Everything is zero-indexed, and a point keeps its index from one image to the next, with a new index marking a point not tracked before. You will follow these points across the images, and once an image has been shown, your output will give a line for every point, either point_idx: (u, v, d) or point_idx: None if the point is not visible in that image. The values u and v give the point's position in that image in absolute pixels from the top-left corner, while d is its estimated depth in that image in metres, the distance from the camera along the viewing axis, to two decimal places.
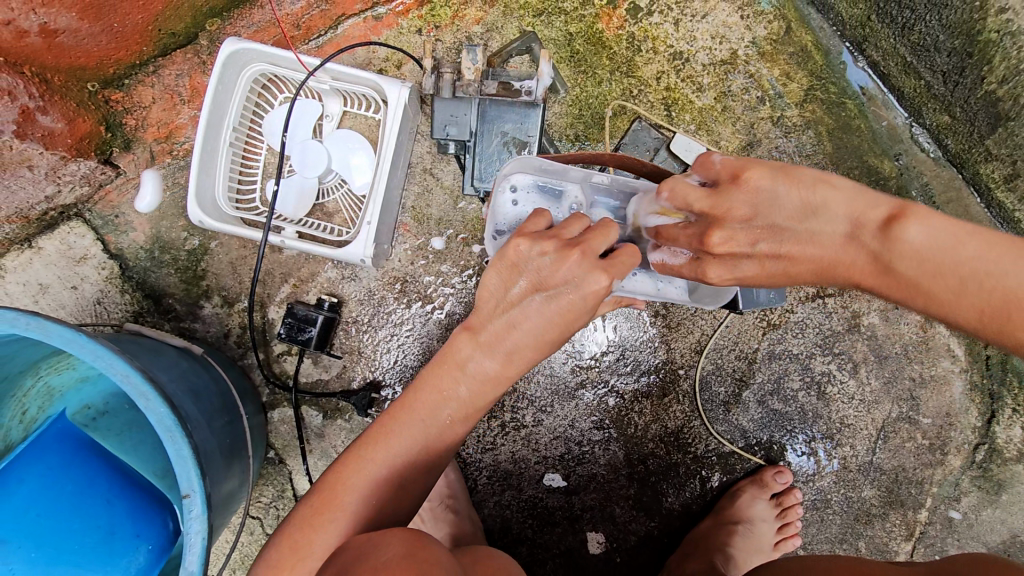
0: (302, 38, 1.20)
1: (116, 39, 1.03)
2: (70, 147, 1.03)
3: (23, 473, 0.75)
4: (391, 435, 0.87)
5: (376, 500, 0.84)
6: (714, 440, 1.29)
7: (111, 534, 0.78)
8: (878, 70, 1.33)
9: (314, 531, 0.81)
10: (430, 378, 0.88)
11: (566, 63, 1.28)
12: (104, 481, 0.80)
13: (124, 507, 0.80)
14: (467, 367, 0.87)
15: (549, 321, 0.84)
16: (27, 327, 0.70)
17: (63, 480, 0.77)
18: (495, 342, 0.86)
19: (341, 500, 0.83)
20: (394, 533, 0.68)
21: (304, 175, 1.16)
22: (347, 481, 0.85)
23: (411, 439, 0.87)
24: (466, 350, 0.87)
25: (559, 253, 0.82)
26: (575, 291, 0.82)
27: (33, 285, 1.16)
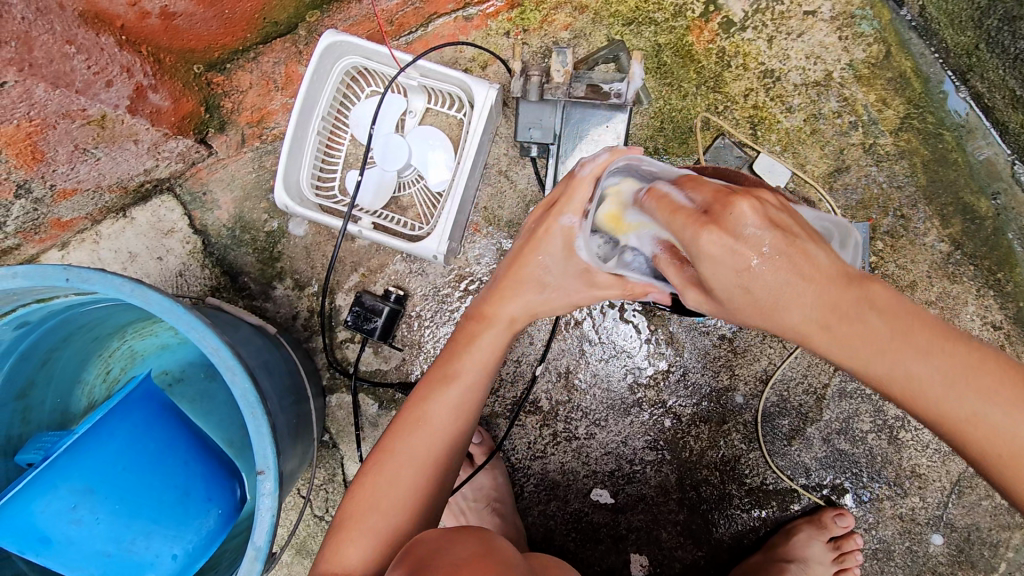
0: (394, 34, 1.23)
1: (224, 24, 1.07)
2: (172, 124, 1.08)
3: (114, 428, 0.78)
4: (425, 415, 0.94)
5: (418, 472, 0.92)
6: (773, 474, 1.24)
7: (186, 495, 0.82)
8: (982, 102, 1.26)
9: (385, 465, 0.92)
10: (458, 356, 0.96)
11: (652, 74, 1.26)
12: (183, 443, 0.84)
13: (199, 471, 0.84)
14: (501, 321, 0.96)
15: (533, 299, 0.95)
16: (131, 294, 0.73)
17: (149, 438, 0.81)
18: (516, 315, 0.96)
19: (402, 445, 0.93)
20: (468, 533, 0.66)
21: (384, 167, 1.17)
22: (382, 468, 0.92)
23: (466, 383, 0.95)
24: (500, 308, 0.96)
25: (528, 234, 0.95)
26: (536, 265, 0.93)
27: (123, 253, 1.21)
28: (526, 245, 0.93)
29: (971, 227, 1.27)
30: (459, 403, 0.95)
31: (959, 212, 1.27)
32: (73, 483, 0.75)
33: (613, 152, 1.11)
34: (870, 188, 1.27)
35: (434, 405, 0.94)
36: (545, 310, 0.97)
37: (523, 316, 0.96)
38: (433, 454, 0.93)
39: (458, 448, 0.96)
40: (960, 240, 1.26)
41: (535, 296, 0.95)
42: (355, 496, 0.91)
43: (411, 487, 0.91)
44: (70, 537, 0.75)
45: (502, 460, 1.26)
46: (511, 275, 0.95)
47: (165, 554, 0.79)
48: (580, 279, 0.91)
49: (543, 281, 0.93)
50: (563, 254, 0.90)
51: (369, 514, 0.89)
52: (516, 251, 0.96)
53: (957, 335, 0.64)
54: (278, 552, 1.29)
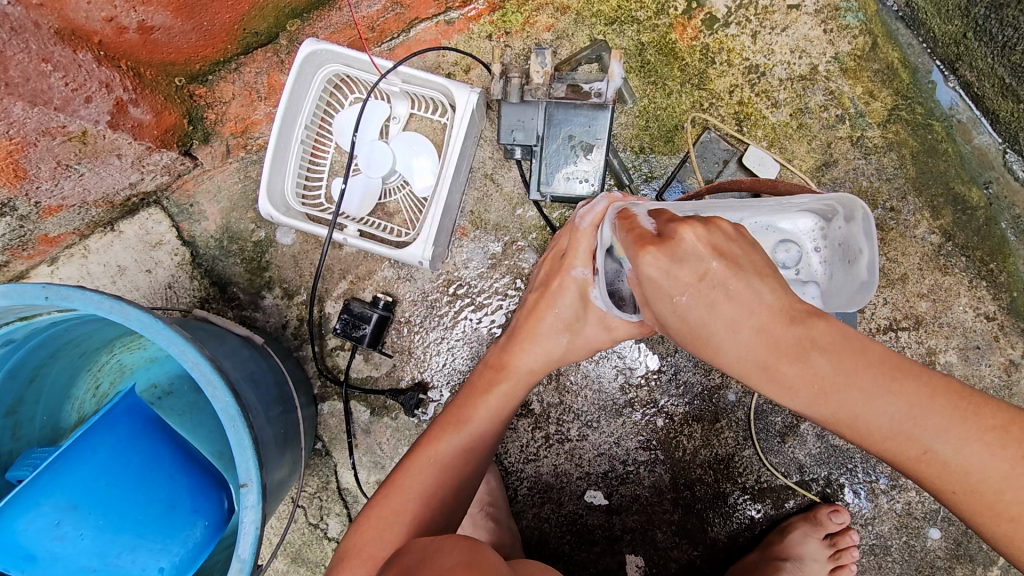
0: (376, 40, 1.22)
1: (205, 37, 1.08)
2: (155, 138, 1.08)
3: (96, 443, 0.78)
4: (435, 452, 0.94)
5: (423, 506, 0.91)
6: (767, 472, 1.23)
7: (171, 507, 0.82)
8: (970, 91, 1.25)
9: (390, 500, 0.91)
10: (471, 399, 0.98)
11: (636, 73, 1.25)
12: (168, 456, 0.85)
13: (185, 483, 0.85)
14: (516, 368, 0.98)
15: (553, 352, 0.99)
16: (111, 311, 0.74)
17: (133, 452, 0.81)
18: (535, 359, 0.98)
19: (409, 481, 0.92)
20: (454, 539, 0.66)
21: (368, 174, 1.17)
22: (389, 499, 0.91)
23: (487, 414, 0.98)
24: (516, 356, 0.98)
25: (541, 287, 1.00)
26: (552, 316, 0.97)
27: (112, 267, 1.22)
28: (540, 299, 0.98)
29: (962, 218, 1.26)
30: (470, 445, 0.96)
31: (950, 202, 1.26)
32: (56, 499, 0.75)
33: (598, 151, 1.10)
34: (859, 181, 1.26)
35: (447, 443, 0.95)
36: (559, 356, 0.99)
37: (536, 360, 0.98)
38: (439, 487, 0.92)
39: (467, 487, 0.96)
40: (952, 231, 1.25)
41: (551, 343, 0.98)
42: (361, 528, 0.90)
43: (416, 521, 0.89)
44: (54, 553, 0.75)
45: (495, 464, 1.25)
46: (526, 325, 0.99)
47: (152, 567, 0.80)
48: (596, 326, 0.96)
49: (557, 328, 0.97)
50: (579, 305, 0.95)
51: (372, 545, 0.87)
52: (530, 305, 1.01)
53: (895, 375, 0.68)
54: (274, 560, 1.30)
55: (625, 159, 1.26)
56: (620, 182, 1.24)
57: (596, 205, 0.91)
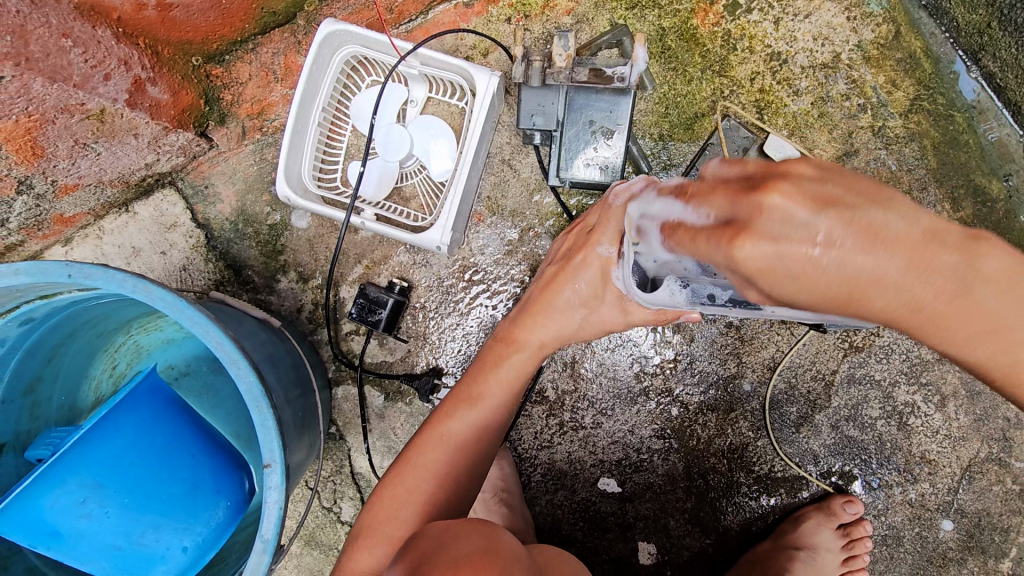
0: (394, 22, 1.20)
1: (223, 16, 1.06)
2: (172, 118, 1.07)
3: (121, 422, 0.78)
4: (445, 430, 0.94)
5: (437, 485, 0.91)
6: (781, 461, 1.23)
7: (194, 487, 0.82)
8: (994, 82, 1.23)
9: (402, 478, 0.91)
10: (482, 376, 0.97)
11: (656, 59, 1.24)
12: (190, 436, 0.85)
13: (207, 464, 0.85)
14: (526, 344, 0.97)
15: (568, 331, 0.97)
16: (135, 290, 0.73)
17: (156, 432, 0.81)
18: (548, 336, 0.97)
19: (419, 461, 0.92)
20: (468, 524, 0.66)
21: (386, 157, 1.16)
22: (402, 479, 0.91)
23: (503, 395, 0.97)
24: (528, 332, 0.97)
25: (561, 260, 0.97)
26: (569, 292, 0.93)
27: (127, 248, 1.21)
28: (561, 272, 0.94)
29: (982, 210, 1.25)
30: (482, 422, 0.95)
31: (970, 194, 1.25)
32: (81, 478, 0.75)
33: (620, 136, 1.09)
34: (879, 171, 1.25)
35: (458, 423, 0.94)
36: (572, 334, 0.98)
37: (546, 338, 0.97)
38: (452, 467, 0.92)
39: (479, 464, 0.95)
40: (971, 223, 1.25)
41: (565, 320, 0.96)
42: (375, 506, 0.91)
43: (429, 500, 0.89)
44: (80, 531, 0.75)
45: (509, 450, 1.25)
46: (541, 301, 0.97)
47: (175, 546, 0.79)
48: (614, 307, 0.92)
49: (573, 305, 0.94)
50: (598, 283, 0.91)
51: (387, 523, 0.88)
52: (548, 278, 0.98)
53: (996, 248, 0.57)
54: (288, 543, 1.30)
55: (643, 146, 1.25)
56: (638, 169, 1.23)
57: (633, 184, 0.84)
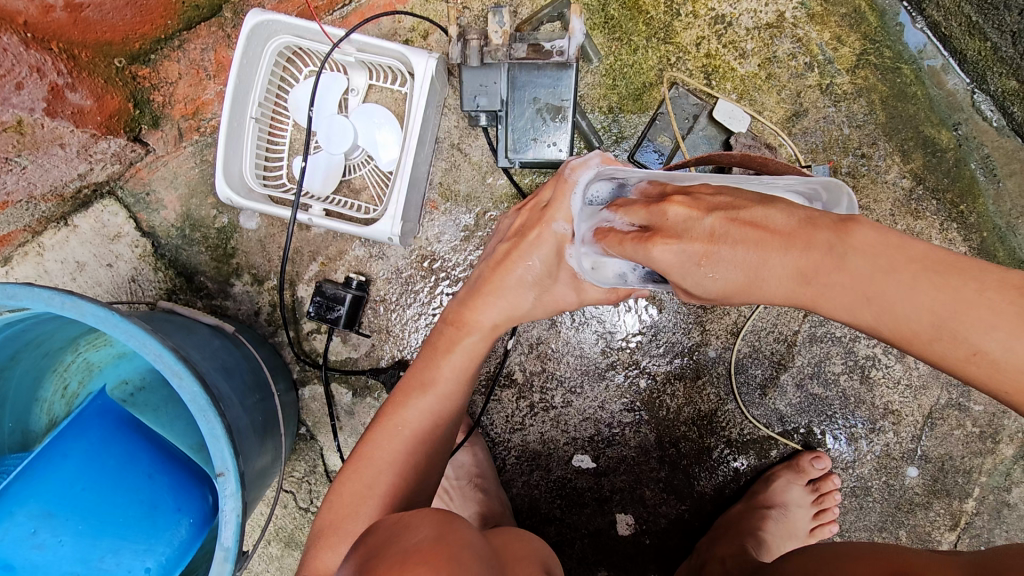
0: (326, 8, 1.17)
1: (140, 13, 1.01)
2: (99, 124, 1.03)
3: (68, 448, 0.78)
4: (401, 421, 0.93)
5: (398, 477, 0.91)
6: (749, 424, 1.25)
7: (154, 508, 0.82)
8: (939, 32, 1.23)
9: (361, 473, 0.91)
10: (436, 360, 0.96)
11: (600, 30, 1.22)
12: (146, 457, 0.84)
13: (166, 482, 0.84)
14: (481, 324, 0.95)
15: (523, 311, 0.96)
16: (63, 306, 0.71)
17: (107, 455, 0.81)
18: (501, 314, 0.95)
19: (373, 457, 0.92)
20: (425, 514, 0.64)
21: (330, 150, 1.13)
22: (361, 474, 0.91)
23: (459, 380, 0.96)
24: (481, 313, 0.94)
25: (515, 236, 0.93)
26: (521, 270, 0.92)
27: (71, 263, 1.17)
28: (514, 249, 0.92)
29: (932, 160, 1.25)
30: (437, 408, 0.95)
31: (920, 145, 1.25)
32: (30, 508, 0.75)
33: (566, 113, 1.07)
34: (830, 129, 1.25)
35: (412, 412, 0.94)
36: (521, 314, 0.96)
37: (501, 320, 0.95)
38: (411, 457, 0.92)
39: (438, 452, 0.95)
40: (922, 174, 1.25)
41: (516, 298, 0.94)
42: (333, 505, 0.90)
43: (389, 491, 0.90)
44: (33, 562, 0.76)
45: (481, 436, 1.26)
46: (494, 278, 0.94)
47: (138, 568, 0.80)
48: (568, 285, 0.92)
49: (526, 282, 0.92)
50: (553, 260, 0.89)
51: (347, 521, 0.88)
52: (500, 256, 0.95)
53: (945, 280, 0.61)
54: (268, 546, 1.30)
55: (593, 120, 1.23)
56: (590, 144, 1.21)
57: (588, 160, 0.86)
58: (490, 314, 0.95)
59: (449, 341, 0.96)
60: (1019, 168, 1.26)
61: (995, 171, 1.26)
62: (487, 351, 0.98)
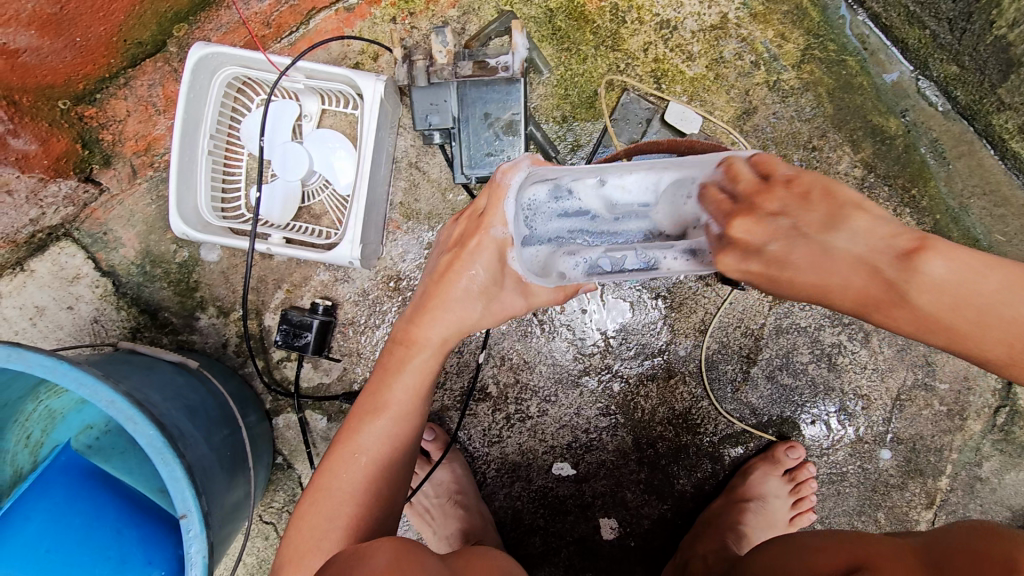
0: (273, 36, 1.17)
1: (81, 54, 1.00)
2: (47, 168, 1.04)
3: (31, 510, 0.85)
4: (358, 447, 0.94)
5: (358, 506, 0.91)
6: (724, 420, 1.27)
7: (122, 563, 0.87)
8: (879, 23, 1.27)
9: (318, 507, 0.91)
10: (386, 380, 0.96)
11: (548, 41, 1.23)
12: (111, 512, 0.90)
13: (134, 535, 0.89)
14: (428, 341, 0.95)
15: (472, 321, 0.95)
16: (9, 359, 0.71)
17: (72, 513, 0.88)
18: (449, 328, 0.94)
19: (330, 487, 0.92)
20: (382, 542, 0.67)
21: (286, 178, 1.13)
22: (322, 507, 0.91)
23: (411, 400, 0.96)
24: (427, 330, 0.94)
25: (456, 246, 0.92)
26: (466, 280, 0.91)
27: (30, 308, 1.15)
28: (455, 260, 0.91)
29: (882, 148, 1.28)
30: (392, 430, 0.95)
31: (868, 135, 1.28)
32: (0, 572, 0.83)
33: (519, 126, 1.07)
34: (781, 125, 1.27)
35: (367, 437, 0.94)
36: (471, 326, 0.95)
37: (449, 334, 0.95)
38: (370, 484, 0.93)
39: (399, 473, 0.96)
40: (873, 162, 1.28)
41: (464, 310, 0.93)
42: (295, 539, 0.91)
43: (351, 522, 0.90)
44: None
45: (460, 451, 1.26)
46: (438, 291, 0.93)
47: None
48: (515, 290, 0.91)
49: (472, 293, 0.92)
50: (496, 266, 0.89)
51: (309, 556, 0.89)
52: (443, 267, 0.93)
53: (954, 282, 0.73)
54: None
55: (548, 131, 1.24)
56: (546, 154, 1.22)
57: (519, 162, 0.84)
58: (439, 331, 0.94)
59: (398, 362, 0.96)
60: (967, 151, 1.29)
61: (943, 154, 1.29)
62: (439, 366, 0.98)
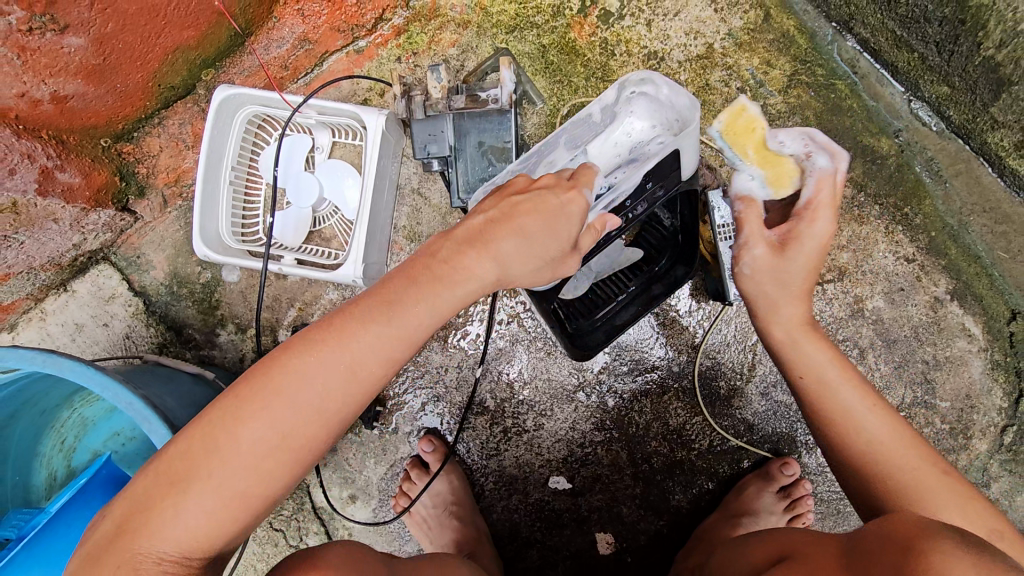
0: (291, 78, 1.31)
1: (120, 98, 1.13)
2: (88, 199, 1.15)
3: (70, 518, 0.92)
4: (310, 370, 0.73)
5: (266, 440, 0.70)
6: (719, 436, 1.28)
7: None
8: (869, 47, 1.30)
9: (225, 429, 0.70)
10: (383, 305, 0.76)
11: (542, 75, 1.31)
12: None
13: None
14: (452, 258, 0.78)
15: (505, 256, 0.78)
16: (44, 364, 0.80)
17: None
18: (472, 253, 0.79)
19: (251, 406, 0.71)
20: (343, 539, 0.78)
21: (299, 205, 1.23)
22: (228, 427, 0.70)
23: (393, 339, 0.75)
24: (461, 234, 0.79)
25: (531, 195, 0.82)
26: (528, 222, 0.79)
27: (70, 325, 1.27)
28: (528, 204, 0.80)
29: (872, 167, 1.31)
30: (356, 370, 0.74)
31: (859, 155, 1.31)
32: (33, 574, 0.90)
33: (510, 154, 1.15)
34: None
35: (326, 361, 0.73)
36: (495, 264, 0.79)
37: (471, 260, 0.78)
38: (295, 423, 0.71)
39: (353, 414, 0.77)
40: (863, 181, 1.31)
41: (508, 255, 0.79)
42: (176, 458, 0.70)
43: (251, 456, 0.69)
44: None
45: (459, 463, 1.31)
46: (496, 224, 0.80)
47: None
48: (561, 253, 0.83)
49: (525, 245, 0.79)
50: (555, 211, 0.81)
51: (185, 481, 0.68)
52: (508, 209, 0.81)
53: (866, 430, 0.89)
54: None
55: None
56: None
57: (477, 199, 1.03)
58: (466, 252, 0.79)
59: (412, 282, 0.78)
60: (964, 169, 1.30)
61: (939, 172, 1.31)
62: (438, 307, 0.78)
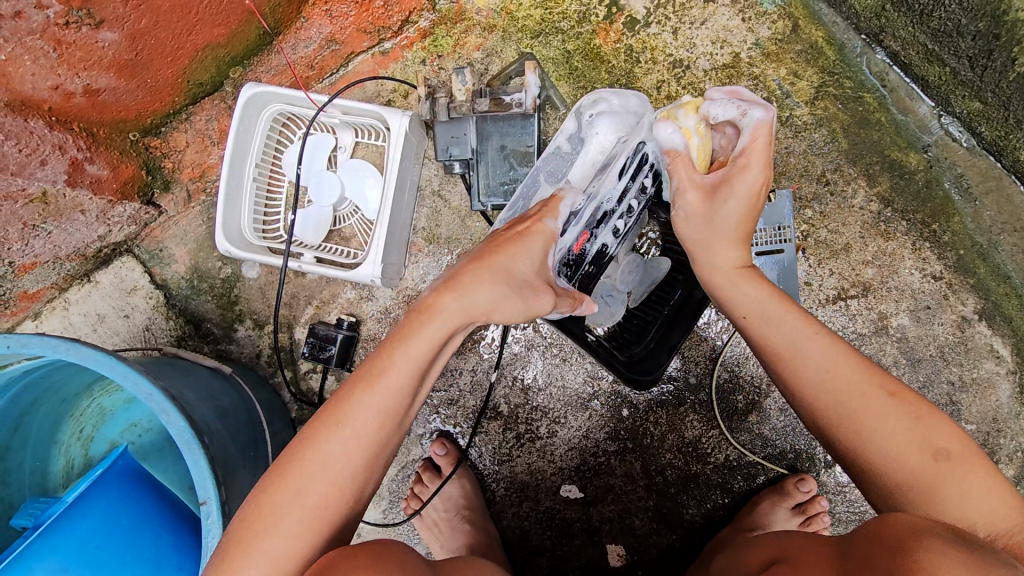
0: (316, 77, 1.32)
1: (151, 93, 1.15)
2: (115, 191, 1.16)
3: (87, 506, 0.93)
4: (344, 415, 0.79)
5: (327, 485, 0.77)
6: (735, 450, 1.26)
7: (156, 566, 0.97)
8: (899, 60, 1.27)
9: (277, 489, 0.77)
10: (392, 347, 0.82)
11: (565, 80, 1.31)
12: (155, 518, 0.99)
13: (170, 542, 0.99)
14: (446, 304, 0.84)
15: (482, 300, 0.85)
16: (68, 353, 0.80)
17: (122, 514, 0.96)
18: (460, 301, 0.85)
19: (303, 455, 0.78)
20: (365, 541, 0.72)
21: (321, 203, 1.24)
22: (287, 478, 0.77)
23: (412, 368, 0.82)
24: (448, 289, 0.85)
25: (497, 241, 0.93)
26: (504, 262, 0.88)
27: (92, 316, 1.29)
28: (497, 246, 0.91)
29: (900, 182, 1.28)
30: (387, 404, 0.81)
31: (886, 169, 1.29)
32: (48, 563, 0.89)
33: (533, 158, 1.15)
34: (790, 157, 1.30)
35: (359, 404, 0.80)
36: (480, 310, 0.86)
37: (467, 308, 0.85)
38: (348, 462, 0.78)
39: (391, 439, 0.83)
40: (890, 196, 1.28)
41: (481, 289, 0.85)
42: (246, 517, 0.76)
43: (321, 499, 0.77)
44: None
45: (470, 467, 1.30)
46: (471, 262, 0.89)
47: None
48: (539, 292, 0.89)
49: (497, 277, 0.86)
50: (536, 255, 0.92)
51: (261, 536, 0.75)
52: (477, 252, 0.92)
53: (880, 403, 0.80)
54: None
55: None
56: None
57: None
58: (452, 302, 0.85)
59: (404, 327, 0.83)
60: (995, 186, 1.27)
61: (970, 189, 1.28)
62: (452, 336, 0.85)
